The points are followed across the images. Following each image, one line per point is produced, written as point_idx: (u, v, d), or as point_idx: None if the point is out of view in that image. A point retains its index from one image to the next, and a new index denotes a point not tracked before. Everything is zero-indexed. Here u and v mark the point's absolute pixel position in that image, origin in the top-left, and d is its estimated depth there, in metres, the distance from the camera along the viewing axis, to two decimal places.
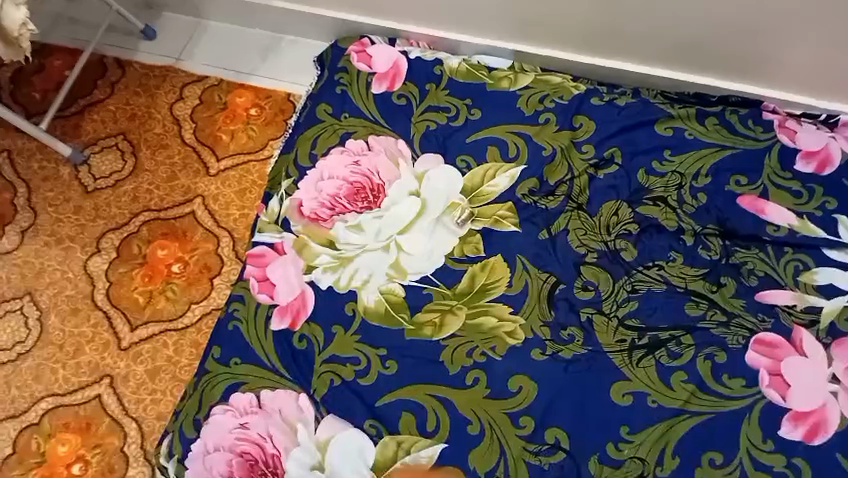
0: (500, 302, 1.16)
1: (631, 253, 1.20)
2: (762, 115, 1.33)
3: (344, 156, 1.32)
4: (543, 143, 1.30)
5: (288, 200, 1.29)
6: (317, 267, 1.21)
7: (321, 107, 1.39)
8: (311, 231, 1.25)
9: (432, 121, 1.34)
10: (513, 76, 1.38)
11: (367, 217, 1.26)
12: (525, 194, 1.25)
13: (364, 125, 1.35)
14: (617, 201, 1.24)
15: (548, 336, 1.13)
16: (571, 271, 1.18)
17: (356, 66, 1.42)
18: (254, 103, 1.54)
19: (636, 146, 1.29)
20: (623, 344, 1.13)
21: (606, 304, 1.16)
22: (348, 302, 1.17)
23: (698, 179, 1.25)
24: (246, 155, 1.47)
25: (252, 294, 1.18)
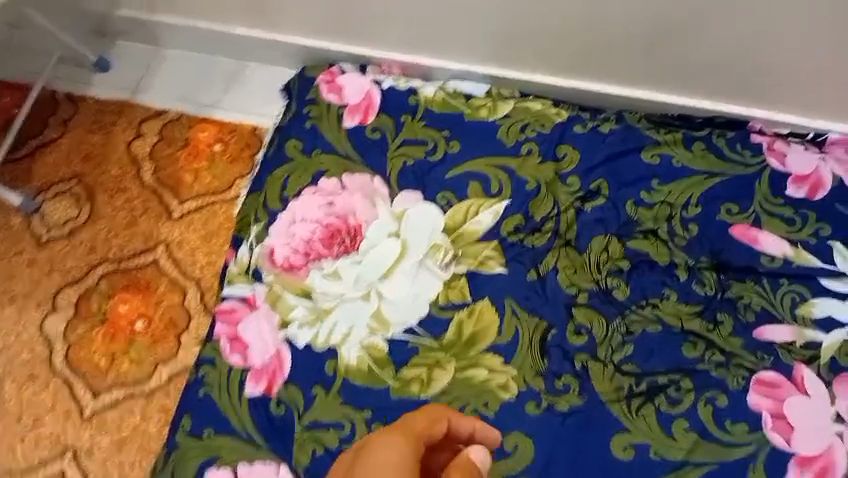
0: (490, 353, 1.10)
1: (624, 292, 1.14)
2: (750, 137, 1.28)
3: (316, 196, 1.24)
4: (527, 176, 1.23)
5: (258, 248, 1.21)
6: (293, 322, 1.13)
7: (290, 142, 1.30)
8: (285, 281, 1.17)
9: (409, 156, 1.26)
10: (491, 104, 1.31)
11: (345, 263, 1.18)
12: (510, 232, 1.19)
13: (336, 162, 1.27)
14: (607, 236, 1.18)
15: (543, 388, 1.07)
16: (562, 315, 1.12)
17: (326, 98, 1.34)
18: (218, 139, 1.45)
19: (624, 176, 1.23)
20: (621, 392, 1.07)
21: (600, 349, 1.10)
22: (329, 359, 1.10)
23: (688, 209, 1.20)
24: (212, 195, 1.38)
25: (224, 357, 1.11)
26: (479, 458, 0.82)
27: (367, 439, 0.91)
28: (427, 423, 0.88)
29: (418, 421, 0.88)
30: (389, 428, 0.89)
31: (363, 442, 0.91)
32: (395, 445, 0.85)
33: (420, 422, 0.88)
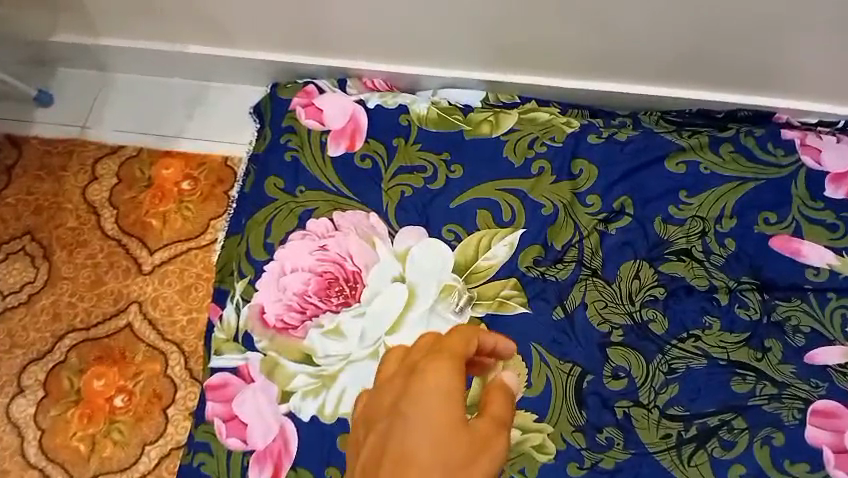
0: (521, 410, 0.98)
1: (662, 325, 1.03)
2: (781, 133, 1.16)
3: (307, 241, 1.09)
4: (541, 199, 1.09)
5: (246, 308, 1.06)
6: (296, 392, 1.00)
7: (268, 179, 1.15)
8: (281, 345, 1.03)
9: (406, 186, 1.12)
10: (493, 117, 1.17)
11: (347, 317, 1.04)
12: (529, 266, 1.06)
13: (325, 199, 1.12)
14: (636, 261, 1.06)
15: (584, 444, 0.96)
16: (596, 358, 1.01)
17: (305, 124, 1.18)
18: (186, 175, 1.29)
19: (648, 191, 1.10)
20: (669, 440, 0.96)
21: (642, 393, 0.99)
22: (340, 433, 0.98)
23: (722, 222, 1.08)
24: (184, 242, 1.24)
25: (220, 441, 0.98)
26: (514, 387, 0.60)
27: (393, 372, 0.59)
28: (466, 350, 0.58)
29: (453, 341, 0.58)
30: (420, 368, 0.57)
31: (395, 389, 0.57)
32: (440, 374, 0.56)
33: (458, 344, 0.58)
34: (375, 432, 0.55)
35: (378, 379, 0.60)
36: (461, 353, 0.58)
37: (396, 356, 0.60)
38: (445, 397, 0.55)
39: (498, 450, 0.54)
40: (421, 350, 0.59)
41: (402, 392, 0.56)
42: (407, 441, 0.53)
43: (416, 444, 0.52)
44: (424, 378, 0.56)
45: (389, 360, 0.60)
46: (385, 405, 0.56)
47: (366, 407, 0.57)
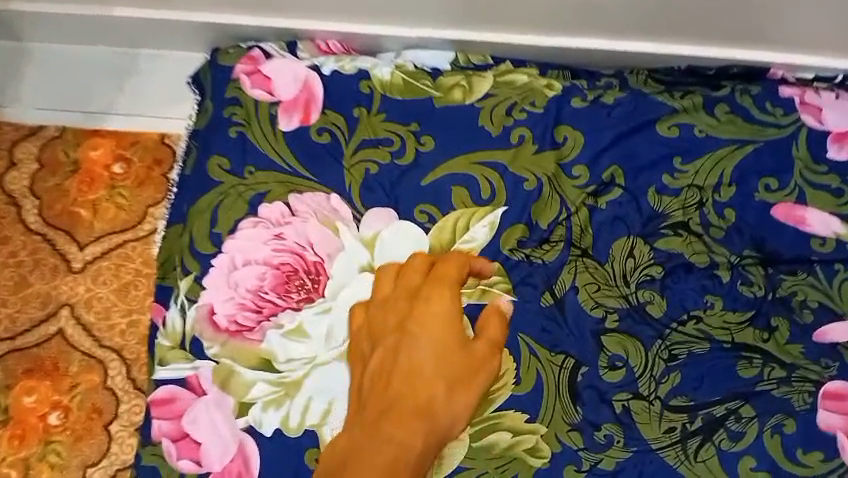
0: (511, 410, 0.87)
1: (660, 307, 0.93)
2: (778, 91, 1.06)
3: (260, 230, 0.96)
4: (523, 173, 0.98)
5: (192, 310, 0.92)
6: (255, 403, 0.88)
7: (211, 159, 1.00)
8: (236, 350, 0.90)
9: (371, 162, 0.99)
10: (465, 81, 1.04)
11: (309, 315, 0.92)
12: (512, 249, 0.94)
13: (277, 180, 0.99)
14: (630, 237, 0.96)
15: (581, 445, 0.86)
16: (591, 348, 0.90)
17: (251, 95, 1.04)
18: (117, 156, 1.14)
19: (640, 160, 1.00)
20: (673, 435, 0.87)
21: (642, 384, 0.89)
22: (308, 447, 0.86)
23: (721, 191, 0.99)
24: (118, 234, 1.10)
25: (170, 465, 0.86)
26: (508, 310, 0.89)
27: (397, 294, 0.87)
28: (452, 274, 0.87)
29: (448, 269, 0.87)
30: (420, 299, 0.85)
31: (400, 308, 0.86)
32: (442, 301, 0.84)
33: (453, 272, 0.87)
34: (382, 347, 0.83)
35: (376, 296, 0.89)
36: (452, 277, 0.86)
37: (391, 276, 0.89)
38: (443, 327, 0.83)
39: (489, 364, 0.84)
40: (414, 277, 0.88)
41: (407, 327, 0.83)
42: (412, 358, 0.81)
43: (421, 361, 0.81)
44: (426, 321, 0.83)
45: (385, 276, 0.90)
46: (393, 328, 0.84)
47: (371, 319, 0.87)
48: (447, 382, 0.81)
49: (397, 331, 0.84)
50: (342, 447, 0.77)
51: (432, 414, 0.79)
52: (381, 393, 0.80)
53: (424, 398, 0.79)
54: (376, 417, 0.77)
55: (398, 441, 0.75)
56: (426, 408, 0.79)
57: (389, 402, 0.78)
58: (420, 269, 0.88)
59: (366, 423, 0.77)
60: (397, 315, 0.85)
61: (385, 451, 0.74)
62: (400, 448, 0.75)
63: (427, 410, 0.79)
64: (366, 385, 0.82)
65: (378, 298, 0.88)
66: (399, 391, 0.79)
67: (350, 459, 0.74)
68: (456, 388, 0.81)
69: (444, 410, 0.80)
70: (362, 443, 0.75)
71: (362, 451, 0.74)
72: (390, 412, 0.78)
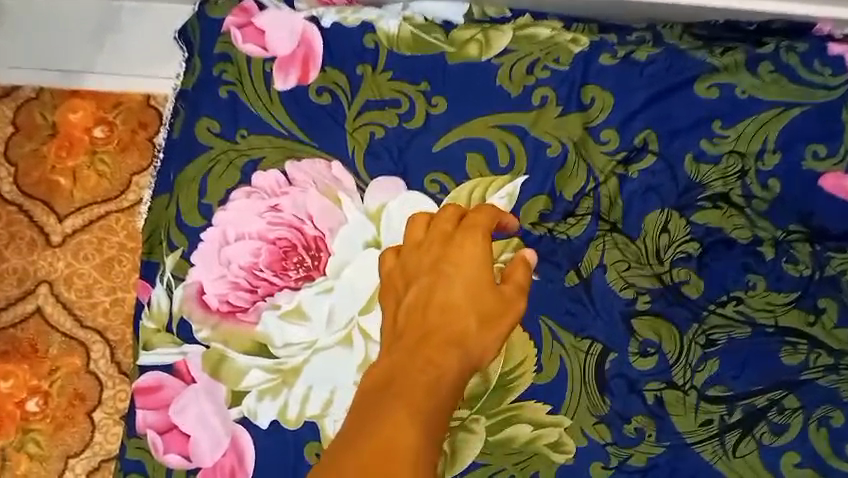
0: (531, 401, 0.79)
1: (696, 287, 0.84)
2: (828, 48, 0.95)
3: (253, 201, 0.87)
4: (545, 138, 0.88)
5: (179, 289, 0.84)
6: (249, 392, 0.80)
7: (199, 121, 0.90)
8: (228, 334, 0.82)
9: (377, 126, 0.89)
10: (481, 35, 0.93)
11: (309, 295, 0.83)
12: (533, 223, 0.85)
13: (273, 145, 0.89)
14: (664, 210, 0.86)
15: (609, 439, 0.78)
16: (621, 333, 0.82)
17: (243, 51, 0.93)
18: (98, 119, 1.05)
19: (675, 124, 0.90)
20: (710, 429, 0.79)
21: (677, 373, 0.81)
22: (308, 441, 0.78)
23: (764, 159, 0.89)
24: (99, 204, 1.01)
25: (157, 459, 0.78)
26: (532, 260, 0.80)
27: (429, 238, 0.80)
28: (485, 223, 0.80)
29: (480, 215, 0.80)
30: (453, 240, 0.79)
31: (432, 252, 0.79)
32: (475, 247, 0.78)
33: (484, 218, 0.80)
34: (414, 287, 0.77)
35: (407, 241, 0.81)
36: (484, 225, 0.79)
37: (423, 221, 0.81)
38: (477, 265, 0.77)
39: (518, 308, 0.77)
40: (447, 221, 0.80)
41: (441, 263, 0.78)
42: (447, 296, 0.76)
43: (454, 301, 0.76)
44: (461, 258, 0.78)
45: (415, 226, 0.81)
46: (425, 269, 0.78)
47: (401, 262, 0.80)
48: (479, 325, 0.75)
49: (431, 268, 0.78)
50: (377, 371, 0.72)
51: (465, 347, 0.74)
52: (415, 328, 0.75)
53: (458, 332, 0.74)
54: (414, 345, 0.73)
55: (433, 365, 0.71)
56: (458, 345, 0.73)
57: (424, 334, 0.74)
58: (454, 215, 0.80)
59: (400, 348, 0.73)
60: (432, 253, 0.79)
61: (423, 374, 0.70)
62: (437, 375, 0.70)
63: (460, 344, 0.74)
64: (399, 322, 0.76)
65: (409, 241, 0.81)
66: (434, 326, 0.74)
67: (388, 383, 0.69)
68: (488, 331, 0.75)
69: (477, 344, 0.75)
70: (399, 362, 0.71)
71: (399, 373, 0.70)
72: (427, 342, 0.73)
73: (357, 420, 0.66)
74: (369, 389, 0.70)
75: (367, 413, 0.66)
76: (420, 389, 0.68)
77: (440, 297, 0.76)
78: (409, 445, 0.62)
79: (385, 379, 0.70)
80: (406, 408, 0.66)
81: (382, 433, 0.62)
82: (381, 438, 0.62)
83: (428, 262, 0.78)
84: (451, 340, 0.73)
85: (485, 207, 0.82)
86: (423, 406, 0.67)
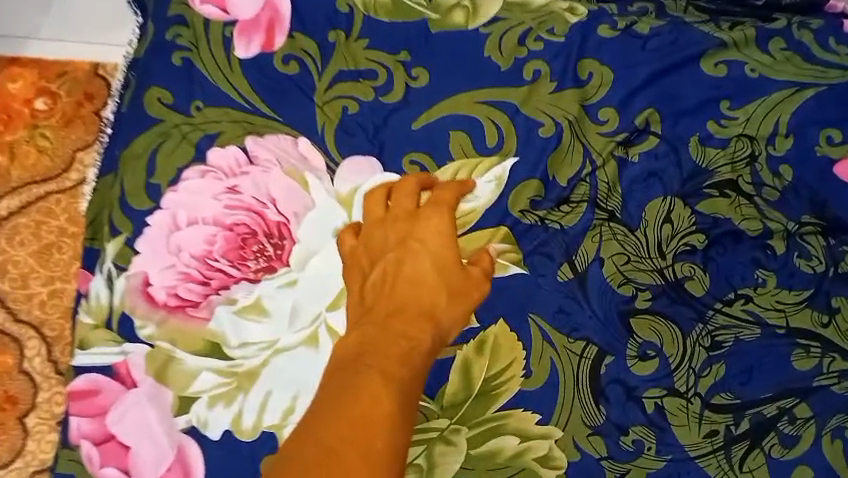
0: (519, 410, 0.71)
1: (702, 284, 0.76)
2: (843, 25, 0.87)
3: (208, 181, 0.77)
4: (538, 115, 0.79)
5: (122, 280, 0.74)
6: (199, 397, 0.70)
7: (149, 91, 0.80)
8: (175, 331, 0.72)
9: (349, 99, 0.80)
10: (468, 1, 0.84)
11: (270, 289, 0.74)
12: (523, 210, 0.77)
13: (232, 119, 0.79)
14: (666, 198, 0.78)
15: (605, 453, 0.70)
16: (618, 333, 0.73)
17: (201, 12, 0.83)
18: (40, 90, 0.95)
19: (679, 104, 0.82)
20: (714, 442, 0.71)
21: (679, 378, 0.72)
22: (266, 454, 0.69)
23: (775, 144, 0.82)
24: (38, 184, 0.92)
25: (91, 475, 0.69)
26: (494, 253, 0.75)
27: (392, 213, 0.74)
28: (451, 201, 0.74)
29: (444, 191, 0.75)
30: (416, 214, 0.73)
31: (397, 227, 0.73)
32: (442, 222, 0.73)
33: (449, 195, 0.74)
34: (382, 262, 0.71)
35: (366, 219, 0.75)
36: (448, 202, 0.74)
37: (381, 196, 0.75)
38: (446, 240, 0.72)
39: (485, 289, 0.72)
40: (409, 196, 0.74)
41: (408, 236, 0.72)
42: (415, 270, 0.71)
43: (423, 275, 0.71)
44: (429, 232, 0.72)
45: (373, 199, 0.75)
46: (391, 243, 0.72)
47: (362, 235, 0.73)
48: (449, 300, 0.70)
49: (397, 242, 0.72)
50: (346, 345, 0.66)
51: (436, 323, 0.68)
52: (383, 301, 0.69)
53: (427, 307, 0.69)
54: (383, 318, 0.67)
55: (404, 338, 0.65)
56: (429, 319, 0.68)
57: (394, 306, 0.68)
58: (414, 190, 0.74)
59: (368, 322, 0.67)
60: (395, 227, 0.73)
61: (395, 346, 0.64)
62: (409, 347, 0.65)
63: (430, 319, 0.68)
64: (365, 297, 0.70)
65: (369, 219, 0.74)
66: (403, 298, 0.69)
67: (359, 354, 0.63)
68: (457, 305, 0.70)
69: (446, 322, 0.69)
70: (369, 335, 0.65)
71: (371, 345, 0.64)
72: (397, 314, 0.67)
73: (332, 389, 0.60)
74: (339, 362, 0.64)
75: (341, 383, 0.60)
76: (393, 361, 0.63)
77: (408, 272, 0.71)
78: (384, 416, 0.57)
79: (354, 350, 0.64)
80: (381, 378, 0.60)
81: (358, 403, 0.58)
82: (357, 408, 0.57)
83: (393, 235, 0.72)
84: (422, 315, 0.68)
85: (453, 183, 0.76)
86: (397, 377, 0.61)
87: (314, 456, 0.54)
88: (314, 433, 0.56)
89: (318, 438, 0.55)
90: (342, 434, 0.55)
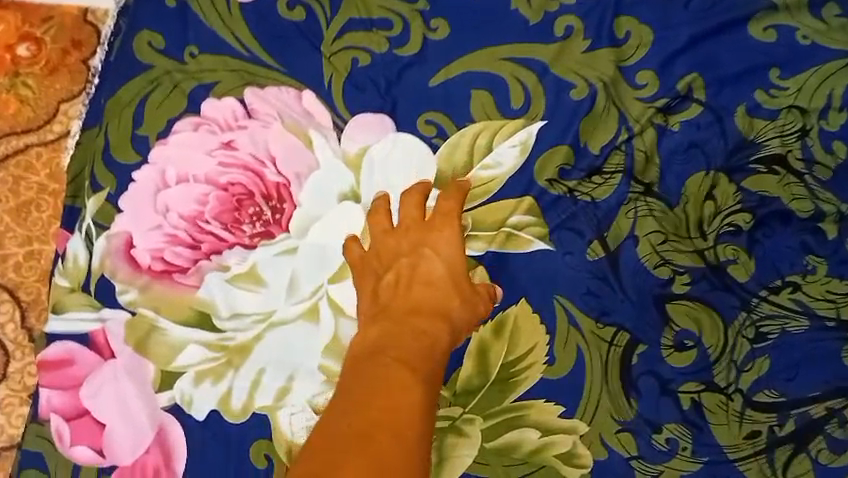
0: (540, 400, 0.64)
1: (745, 269, 0.68)
2: None
3: (201, 135, 0.70)
4: (569, 76, 0.72)
5: (102, 240, 0.67)
6: (184, 373, 0.63)
7: (139, 34, 0.73)
8: (159, 299, 0.65)
9: (361, 51, 0.72)
10: None
11: (266, 256, 0.66)
12: (551, 180, 0.69)
13: (231, 69, 0.72)
14: (709, 172, 0.70)
15: (635, 452, 0.63)
16: (652, 320, 0.66)
17: None
18: (24, 34, 0.86)
19: (725, 70, 0.73)
20: (756, 444, 0.64)
21: (718, 373, 0.65)
22: (255, 440, 0.62)
23: (829, 119, 0.72)
24: (17, 135, 0.83)
25: (60, 454, 0.62)
26: (519, 224, 0.68)
27: (400, 223, 0.65)
28: (459, 210, 0.66)
29: (447, 199, 0.66)
30: (426, 223, 0.65)
31: (409, 236, 0.64)
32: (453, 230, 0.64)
33: (454, 204, 0.66)
34: (396, 265, 0.63)
35: (372, 232, 0.65)
36: (456, 213, 0.65)
37: (383, 208, 0.66)
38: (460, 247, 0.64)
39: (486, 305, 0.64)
40: (416, 208, 0.65)
41: (422, 239, 0.64)
42: (431, 270, 0.62)
43: (439, 277, 0.62)
44: (444, 236, 0.64)
45: (379, 214, 0.66)
46: (404, 247, 0.64)
47: (371, 248, 0.65)
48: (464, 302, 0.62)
49: (409, 246, 0.64)
50: (359, 342, 0.58)
51: (453, 321, 0.61)
52: (399, 299, 0.61)
53: (443, 306, 0.61)
54: (400, 313, 0.59)
55: (424, 335, 0.58)
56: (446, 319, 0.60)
57: (411, 305, 0.60)
58: (419, 201, 0.66)
59: (382, 318, 0.59)
60: (405, 237, 0.64)
61: (416, 343, 0.57)
62: (431, 344, 0.57)
63: (447, 318, 0.60)
64: (379, 296, 0.61)
65: (376, 230, 0.65)
66: (421, 298, 0.61)
67: (377, 349, 0.56)
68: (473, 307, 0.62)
69: (461, 326, 0.61)
70: (387, 331, 0.58)
71: (390, 339, 0.57)
72: (415, 311, 0.60)
73: (351, 381, 0.54)
74: (355, 357, 0.57)
75: (364, 375, 0.54)
76: (415, 357, 0.55)
77: (424, 275, 0.62)
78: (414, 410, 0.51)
79: (373, 345, 0.57)
80: (408, 373, 0.53)
81: (383, 394, 0.51)
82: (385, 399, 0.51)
83: (405, 241, 0.64)
84: (439, 314, 0.60)
85: (450, 190, 0.67)
86: (423, 372, 0.54)
87: (344, 444, 0.48)
88: (340, 422, 0.50)
89: (346, 424, 0.49)
90: (375, 419, 0.49)
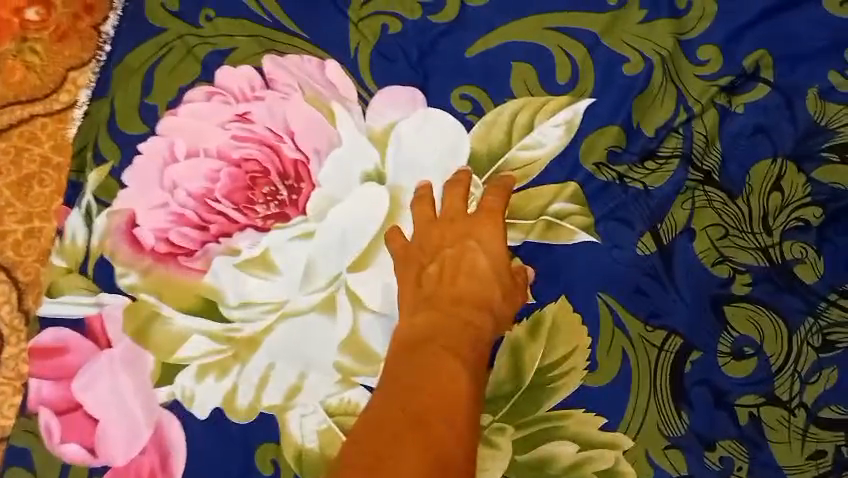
0: (579, 410, 0.57)
1: (814, 269, 0.58)
2: None
3: (215, 105, 0.64)
4: (621, 49, 0.64)
5: (102, 218, 0.62)
6: (186, 366, 0.58)
7: None
8: (162, 283, 0.60)
9: (391, 17, 0.66)
10: None
11: (280, 240, 0.60)
12: (598, 164, 0.62)
13: (249, 34, 0.66)
14: (777, 159, 0.61)
15: (684, 470, 0.56)
16: (708, 325, 0.58)
17: None
18: None
19: (800, 46, 0.63)
20: (821, 465, 0.55)
21: (781, 385, 0.56)
22: (261, 443, 0.56)
23: None
24: (22, 105, 0.74)
25: (48, 452, 0.57)
26: (560, 213, 0.61)
27: (443, 215, 0.60)
28: (503, 208, 0.60)
29: (491, 195, 0.60)
30: (469, 215, 0.59)
31: (453, 228, 0.59)
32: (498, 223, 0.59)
33: (497, 201, 0.60)
34: (441, 253, 0.58)
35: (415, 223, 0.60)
36: (501, 208, 0.59)
37: (419, 200, 0.60)
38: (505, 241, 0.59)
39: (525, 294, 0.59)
40: (459, 200, 0.60)
41: (467, 231, 0.58)
42: (476, 263, 0.57)
43: (485, 270, 0.57)
44: (487, 228, 0.59)
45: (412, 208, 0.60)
46: (448, 236, 0.59)
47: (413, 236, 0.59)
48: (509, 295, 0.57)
49: (452, 237, 0.59)
50: (403, 330, 0.55)
51: (498, 314, 0.56)
52: (443, 286, 0.57)
53: (488, 298, 0.56)
54: (446, 304, 0.55)
55: (470, 327, 0.54)
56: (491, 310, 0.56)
57: (457, 296, 0.56)
58: (465, 192, 0.60)
59: (426, 308, 0.55)
60: (448, 228, 0.59)
61: (463, 336, 0.54)
62: (478, 338, 0.54)
63: (492, 312, 0.56)
64: (422, 285, 0.57)
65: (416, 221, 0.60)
66: (466, 289, 0.56)
67: (424, 340, 0.53)
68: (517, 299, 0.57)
69: (504, 319, 0.57)
70: (433, 321, 0.54)
71: (437, 329, 0.54)
72: (460, 302, 0.56)
73: (400, 370, 0.51)
74: (400, 345, 0.54)
75: (412, 365, 0.51)
76: (463, 349, 0.52)
77: (470, 265, 0.57)
78: (464, 399, 0.50)
79: (420, 333, 0.54)
80: (458, 363, 0.51)
81: (433, 389, 0.49)
82: (436, 395, 0.49)
83: (449, 232, 0.59)
84: (485, 305, 0.56)
85: (495, 185, 0.61)
86: (471, 365, 0.52)
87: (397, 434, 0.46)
88: (392, 412, 0.48)
89: (401, 414, 0.48)
90: (428, 411, 0.48)
